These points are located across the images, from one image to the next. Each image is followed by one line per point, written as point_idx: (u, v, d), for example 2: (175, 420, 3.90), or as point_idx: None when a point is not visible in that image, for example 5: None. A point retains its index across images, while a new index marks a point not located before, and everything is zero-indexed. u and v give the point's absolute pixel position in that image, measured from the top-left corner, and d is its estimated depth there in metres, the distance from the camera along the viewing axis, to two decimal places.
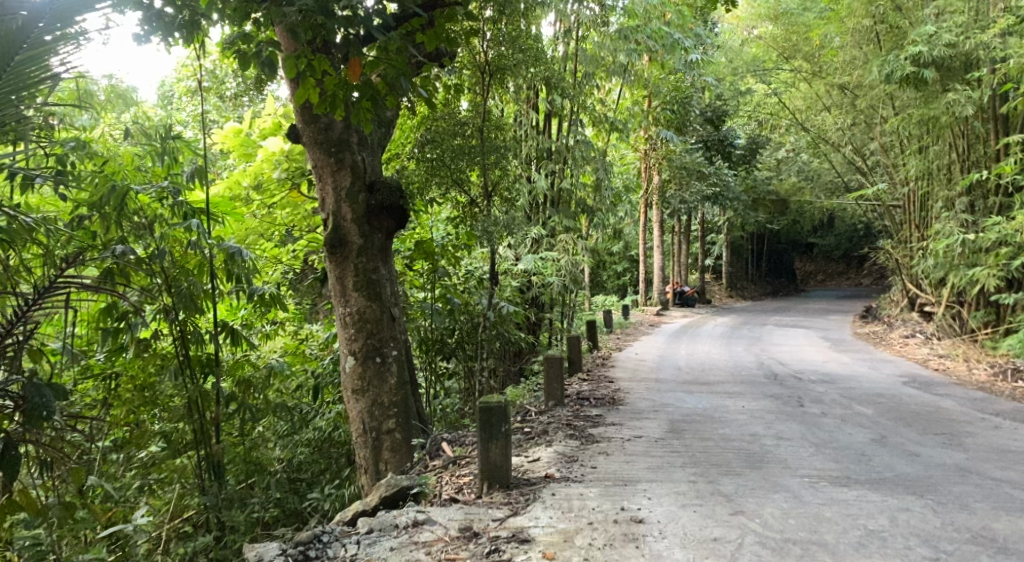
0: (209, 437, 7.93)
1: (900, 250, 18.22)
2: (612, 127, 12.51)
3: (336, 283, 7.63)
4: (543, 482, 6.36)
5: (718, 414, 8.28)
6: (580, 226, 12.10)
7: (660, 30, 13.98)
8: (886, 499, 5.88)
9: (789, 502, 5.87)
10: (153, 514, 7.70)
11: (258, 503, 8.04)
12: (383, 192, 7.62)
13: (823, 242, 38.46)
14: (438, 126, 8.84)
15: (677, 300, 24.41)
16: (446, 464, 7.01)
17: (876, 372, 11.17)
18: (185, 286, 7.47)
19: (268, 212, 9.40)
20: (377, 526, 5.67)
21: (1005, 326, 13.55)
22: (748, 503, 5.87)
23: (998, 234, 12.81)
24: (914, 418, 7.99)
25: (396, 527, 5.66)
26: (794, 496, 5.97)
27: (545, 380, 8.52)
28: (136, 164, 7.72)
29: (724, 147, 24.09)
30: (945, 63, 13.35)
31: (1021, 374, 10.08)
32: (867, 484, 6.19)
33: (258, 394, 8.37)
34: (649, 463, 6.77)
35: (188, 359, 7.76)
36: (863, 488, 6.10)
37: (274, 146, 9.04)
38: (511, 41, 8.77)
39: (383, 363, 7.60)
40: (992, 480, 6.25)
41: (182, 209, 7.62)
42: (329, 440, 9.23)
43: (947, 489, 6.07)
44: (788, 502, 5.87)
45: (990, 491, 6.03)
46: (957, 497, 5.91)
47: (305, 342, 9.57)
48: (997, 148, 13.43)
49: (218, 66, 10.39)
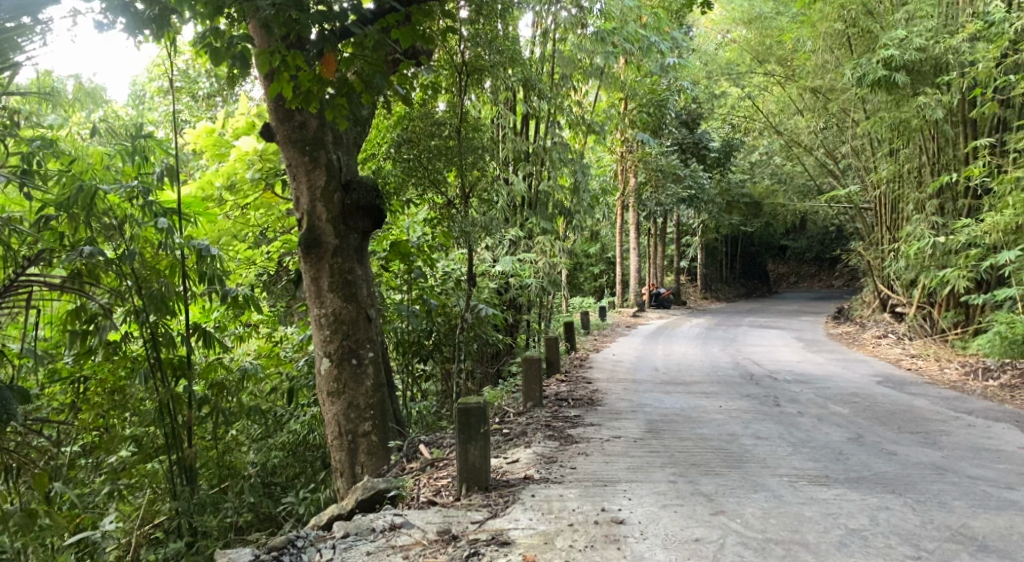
0: (181, 441, 7.80)
1: (872, 252, 18.41)
2: (589, 129, 12.51)
3: (312, 284, 7.53)
4: (523, 484, 6.31)
5: (696, 414, 8.28)
6: (557, 228, 12.11)
7: (636, 33, 14.02)
8: (866, 498, 5.90)
9: (770, 502, 5.87)
10: (123, 521, 7.67)
11: (231, 507, 8.04)
12: (359, 192, 7.54)
13: (796, 244, 38.83)
14: (415, 125, 8.89)
15: (653, 302, 24.49)
16: (423, 467, 6.92)
17: (851, 372, 11.25)
18: (157, 288, 7.37)
19: (241, 213, 9.27)
20: (354, 530, 5.58)
21: (976, 326, 13.72)
22: (729, 503, 5.86)
23: (967, 237, 12.93)
24: (889, 417, 8.04)
25: (372, 530, 5.60)
26: (774, 496, 5.97)
27: (524, 381, 8.47)
28: (105, 164, 7.61)
29: (699, 149, 24.20)
30: (915, 67, 13.48)
31: (992, 372, 10.19)
32: (847, 482, 6.20)
33: (232, 397, 8.24)
34: (629, 463, 6.74)
35: (159, 362, 7.62)
36: (843, 487, 6.11)
37: (248, 146, 8.86)
38: (488, 40, 8.68)
39: (359, 364, 7.51)
40: (969, 478, 6.29)
41: (151, 209, 7.42)
42: (303, 443, 9.07)
43: (925, 487, 6.09)
44: (769, 502, 5.87)
45: (967, 489, 6.07)
46: (935, 495, 5.94)
47: (280, 345, 9.47)
48: (967, 151, 13.54)
49: (191, 65, 10.28)
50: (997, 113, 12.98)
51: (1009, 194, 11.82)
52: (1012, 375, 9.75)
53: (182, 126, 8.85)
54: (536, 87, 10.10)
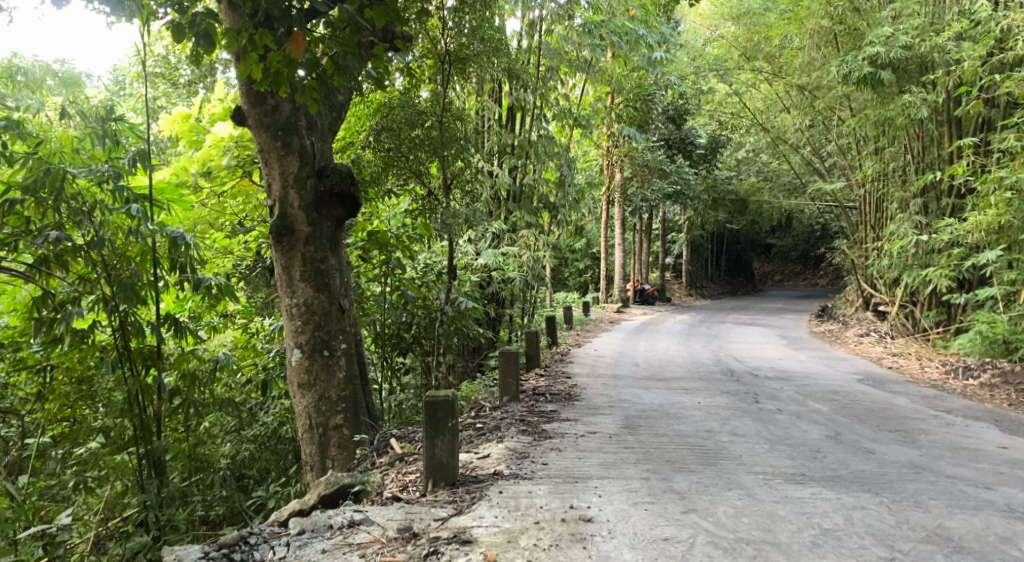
0: (150, 433, 7.61)
1: (856, 251, 18.41)
2: (576, 122, 12.39)
3: (283, 273, 7.38)
4: (491, 480, 6.20)
5: (675, 410, 8.19)
6: (541, 223, 12.00)
7: (624, 27, 13.92)
8: (841, 497, 5.81)
9: (743, 500, 5.78)
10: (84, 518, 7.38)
11: (200, 502, 7.89)
12: (333, 178, 7.41)
13: (781, 242, 38.93)
14: (395, 114, 8.68)
15: (637, 298, 24.42)
16: (392, 461, 6.79)
17: (832, 370, 11.18)
18: (126, 276, 7.18)
19: (218, 201, 9.07)
20: (309, 527, 5.47)
21: (957, 325, 13.71)
22: (702, 501, 5.76)
23: (950, 236, 12.90)
24: (868, 415, 7.96)
25: (330, 527, 5.48)
26: (748, 494, 5.87)
27: (500, 375, 8.33)
28: (75, 147, 7.43)
29: (685, 145, 24.15)
30: (901, 65, 13.41)
31: (973, 371, 10.14)
32: (822, 481, 6.12)
33: (205, 388, 8.09)
34: (602, 459, 6.64)
35: (128, 352, 7.37)
36: (818, 485, 6.03)
37: (224, 132, 8.65)
38: (474, 29, 8.59)
39: (331, 356, 7.38)
40: (946, 478, 6.22)
41: (122, 194, 7.22)
42: (275, 435, 8.89)
43: (901, 486, 6.02)
44: (742, 500, 5.77)
45: (944, 488, 5.99)
46: (911, 495, 5.86)
47: (257, 335, 9.33)
48: (951, 150, 13.50)
49: (171, 50, 10.11)
50: (982, 113, 12.97)
51: (992, 193, 11.79)
52: (992, 374, 9.70)
53: (158, 111, 8.75)
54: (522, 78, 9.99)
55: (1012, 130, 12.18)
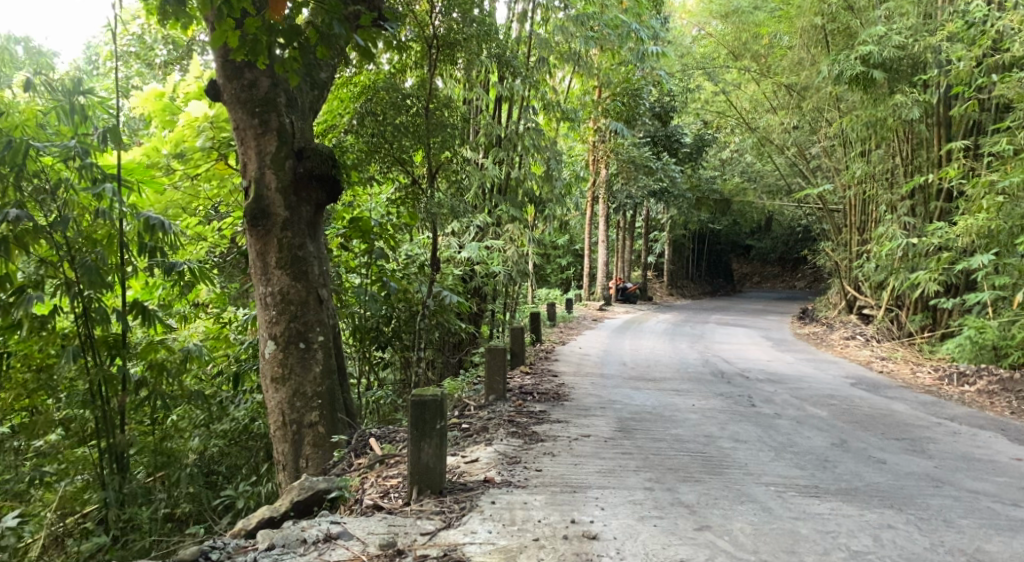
0: (113, 426, 7.25)
1: (841, 253, 18.24)
2: (564, 115, 12.02)
3: (257, 259, 6.97)
4: (482, 488, 5.83)
5: (669, 413, 7.85)
6: (526, 216, 11.68)
7: (614, 19, 13.59)
8: (864, 513, 5.50)
9: (758, 516, 5.45)
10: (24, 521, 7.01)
11: (164, 500, 7.50)
12: (312, 159, 6.99)
13: (760, 244, 38.99)
14: (380, 97, 8.25)
15: (620, 296, 24.04)
16: (372, 464, 6.40)
17: (823, 373, 10.90)
18: (91, 259, 6.80)
19: (191, 184, 8.53)
20: (280, 542, 5.06)
21: (944, 330, 13.53)
22: (715, 517, 5.43)
23: (940, 239, 12.63)
24: (870, 422, 7.67)
25: (303, 543, 5.08)
26: (763, 509, 5.54)
27: (486, 373, 7.99)
28: (38, 121, 7.04)
29: (671, 143, 23.79)
30: (893, 65, 13.05)
31: (968, 378, 9.89)
32: (839, 495, 5.80)
33: (173, 379, 7.57)
34: (600, 467, 6.28)
35: (91, 340, 6.98)
36: (836, 500, 5.71)
37: (198, 111, 8.19)
38: (464, 12, 8.22)
39: (307, 349, 6.97)
40: (970, 493, 5.92)
41: (89, 172, 6.80)
42: (246, 431, 8.36)
43: (925, 502, 5.71)
44: (758, 516, 5.45)
45: (971, 505, 5.70)
46: (937, 512, 5.56)
47: (229, 326, 8.82)
48: (940, 153, 13.27)
49: (147, 28, 9.70)
50: (973, 116, 12.72)
51: (982, 197, 11.54)
52: (989, 381, 9.47)
53: (129, 88, 8.28)
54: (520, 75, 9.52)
55: (1003, 134, 11.96)
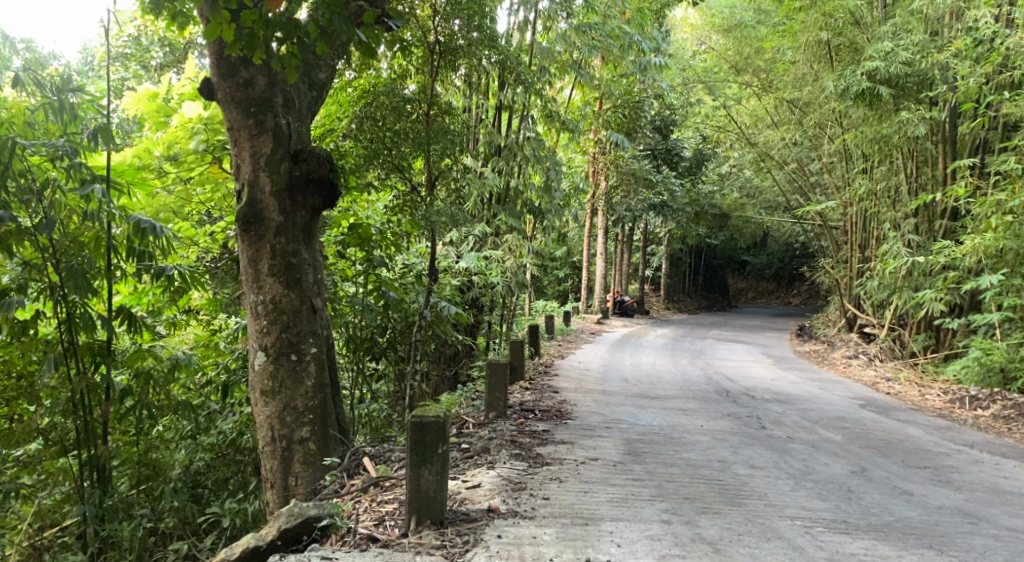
0: (94, 438, 6.89)
1: (841, 270, 18.00)
2: (565, 125, 11.73)
3: (250, 266, 6.67)
4: (486, 519, 5.51)
5: (677, 434, 7.55)
6: (525, 227, 11.41)
7: (616, 31, 13.33)
8: (901, 554, 5.21)
9: (789, 556, 5.16)
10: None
11: (147, 516, 7.12)
12: (309, 162, 6.69)
13: (756, 260, 38.92)
14: (381, 101, 7.99)
15: (617, 309, 23.71)
16: (366, 488, 6.08)
17: (831, 394, 10.60)
18: (77, 263, 6.46)
19: (183, 187, 8.18)
20: None
21: (950, 351, 13.28)
22: (741, 556, 5.13)
23: (946, 258, 12.36)
24: (888, 448, 7.38)
25: None
26: (793, 548, 5.24)
27: (487, 389, 7.71)
28: (26, 118, 6.69)
29: (671, 157, 23.38)
30: (900, 81, 12.79)
31: (980, 401, 9.60)
32: (871, 531, 5.50)
33: (160, 389, 7.21)
34: (611, 495, 5.97)
35: (74, 348, 6.65)
36: (869, 538, 5.41)
37: (192, 113, 7.84)
38: (467, 18, 7.95)
39: (299, 362, 6.65)
40: (1009, 531, 5.63)
41: (78, 173, 6.46)
42: (233, 445, 8.03)
43: (965, 542, 5.42)
44: (789, 555, 5.15)
45: (1013, 546, 5.41)
46: (979, 554, 5.27)
47: (219, 333, 8.45)
48: (946, 171, 12.98)
49: (143, 29, 9.43)
50: (981, 134, 12.51)
51: (990, 216, 11.25)
52: (1004, 406, 9.19)
53: (123, 88, 7.96)
54: (524, 85, 9.25)
55: (1012, 152, 11.70)
